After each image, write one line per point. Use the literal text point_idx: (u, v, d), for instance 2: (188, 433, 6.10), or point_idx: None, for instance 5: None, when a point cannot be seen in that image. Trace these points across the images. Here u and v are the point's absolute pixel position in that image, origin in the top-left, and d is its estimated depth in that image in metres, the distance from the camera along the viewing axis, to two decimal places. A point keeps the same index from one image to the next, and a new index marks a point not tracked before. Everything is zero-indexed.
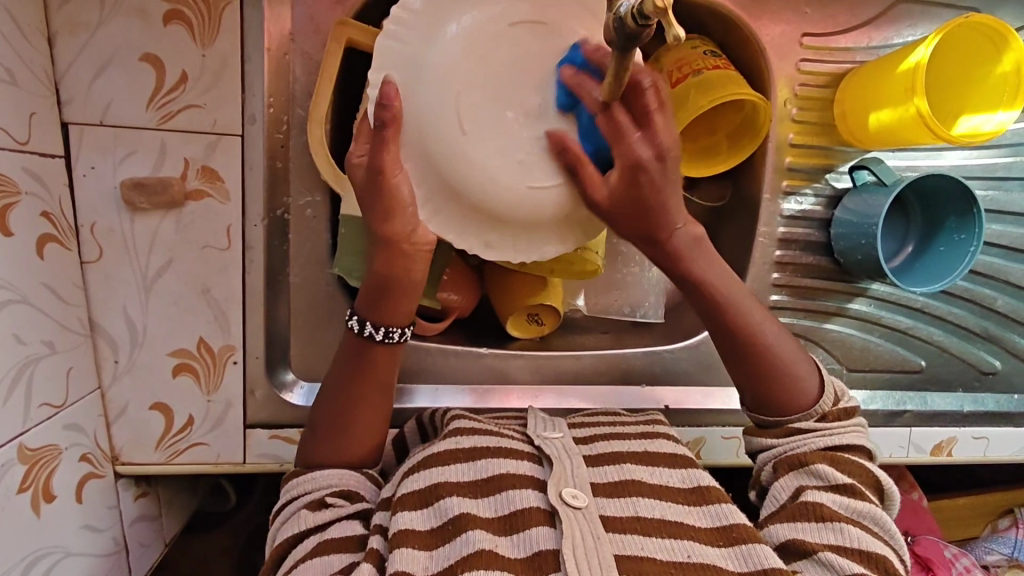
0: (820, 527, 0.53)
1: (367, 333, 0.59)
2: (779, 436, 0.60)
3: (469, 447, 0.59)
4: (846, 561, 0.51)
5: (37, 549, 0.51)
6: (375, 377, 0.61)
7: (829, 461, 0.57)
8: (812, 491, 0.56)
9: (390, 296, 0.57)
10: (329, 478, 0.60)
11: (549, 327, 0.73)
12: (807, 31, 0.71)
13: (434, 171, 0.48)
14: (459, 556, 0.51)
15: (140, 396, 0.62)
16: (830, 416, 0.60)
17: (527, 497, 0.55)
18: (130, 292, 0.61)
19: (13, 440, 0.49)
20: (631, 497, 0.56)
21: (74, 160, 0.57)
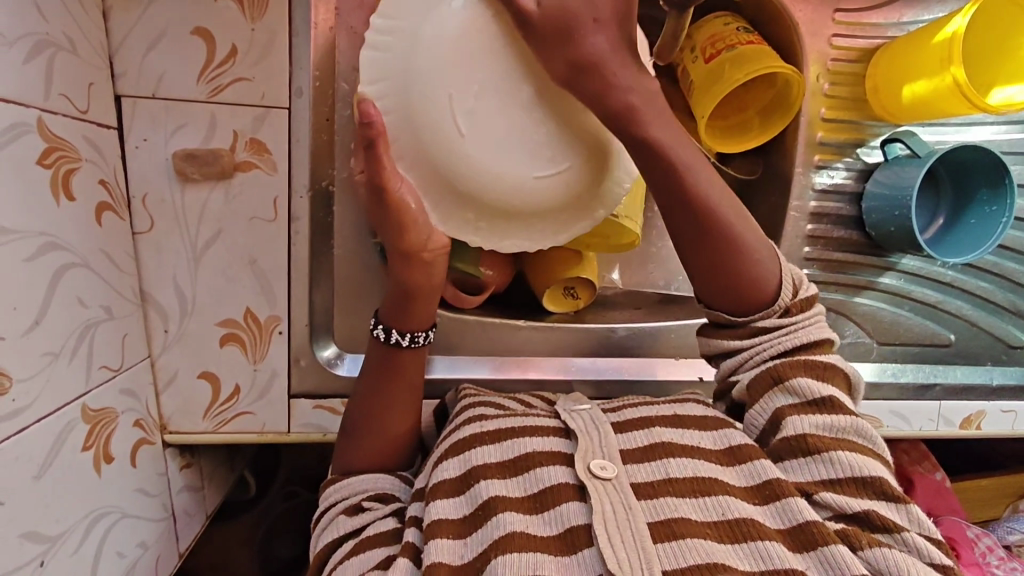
0: (811, 463, 0.54)
1: (393, 340, 0.62)
2: (745, 338, 0.59)
3: (494, 430, 0.60)
4: (845, 496, 0.52)
5: (98, 509, 0.52)
6: (403, 383, 0.63)
7: (805, 372, 0.57)
8: (793, 421, 0.55)
9: (412, 303, 0.61)
10: (365, 483, 0.62)
11: (585, 301, 0.74)
12: (841, 6, 0.72)
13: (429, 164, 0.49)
14: (491, 540, 0.51)
15: (188, 365, 0.64)
16: (794, 308, 0.59)
17: (555, 474, 0.56)
18: (180, 263, 0.62)
19: (77, 399, 0.49)
20: (662, 460, 0.57)
21: (127, 131, 0.59)
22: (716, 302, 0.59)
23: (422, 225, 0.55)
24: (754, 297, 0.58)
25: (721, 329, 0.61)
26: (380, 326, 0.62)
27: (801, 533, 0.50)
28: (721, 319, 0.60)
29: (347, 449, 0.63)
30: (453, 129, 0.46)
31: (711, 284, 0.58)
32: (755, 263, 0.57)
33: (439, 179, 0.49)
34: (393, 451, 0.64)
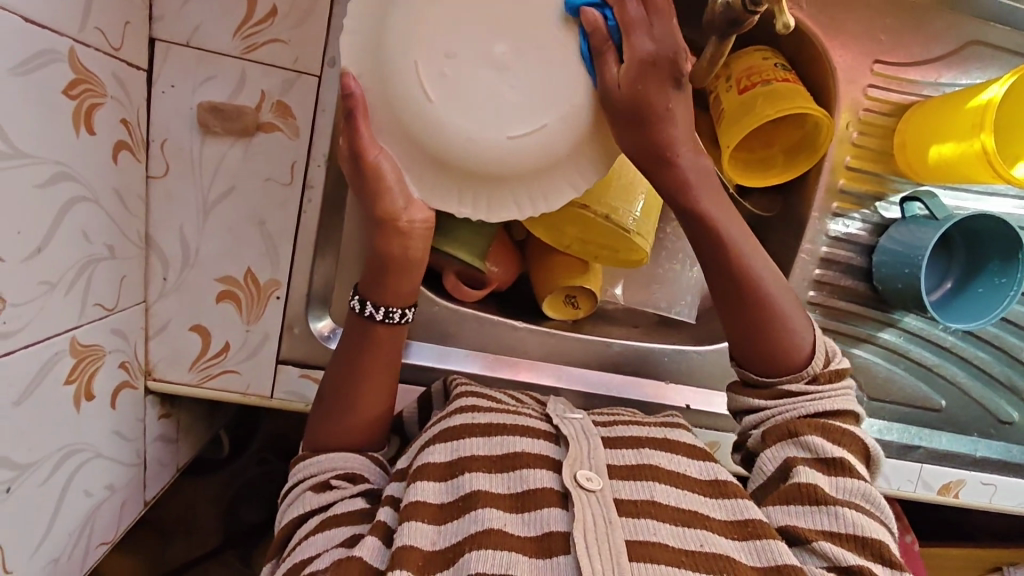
0: (815, 512, 0.54)
1: (367, 313, 0.60)
2: (768, 398, 0.60)
3: (485, 423, 0.60)
4: (841, 550, 0.52)
5: (72, 444, 0.51)
6: (375, 356, 0.61)
7: (820, 433, 0.57)
8: (803, 471, 0.56)
9: (395, 280, 0.59)
10: (329, 462, 0.61)
11: (584, 311, 0.74)
12: (880, 58, 0.72)
13: (395, 118, 0.50)
14: (467, 533, 0.52)
15: (182, 315, 0.64)
16: (823, 377, 0.59)
17: (540, 477, 0.56)
18: (189, 213, 0.62)
19: (67, 331, 0.49)
20: (648, 482, 0.57)
21: (156, 76, 0.59)
22: (741, 354, 0.61)
23: (400, 194, 0.54)
24: (783, 362, 0.60)
25: (746, 387, 0.62)
26: (355, 298, 0.61)
27: (780, 574, 0.51)
28: (748, 378, 0.61)
29: (319, 424, 0.63)
30: (422, 92, 0.48)
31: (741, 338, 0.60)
32: (790, 333, 0.59)
33: (415, 150, 0.51)
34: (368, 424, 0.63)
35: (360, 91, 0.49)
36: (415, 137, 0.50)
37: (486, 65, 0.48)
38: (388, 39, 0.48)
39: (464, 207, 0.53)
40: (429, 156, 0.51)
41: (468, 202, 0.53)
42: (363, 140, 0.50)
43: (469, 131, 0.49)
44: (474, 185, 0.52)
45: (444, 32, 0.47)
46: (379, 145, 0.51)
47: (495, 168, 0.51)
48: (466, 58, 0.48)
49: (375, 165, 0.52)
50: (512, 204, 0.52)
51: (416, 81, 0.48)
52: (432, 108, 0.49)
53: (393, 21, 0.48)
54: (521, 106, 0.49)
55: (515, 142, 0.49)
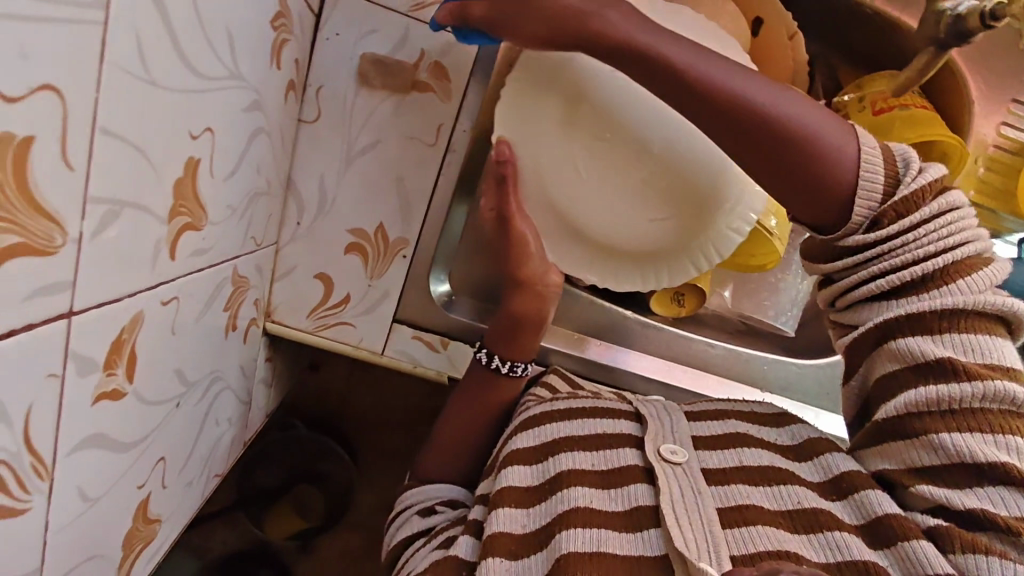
0: (912, 447, 0.47)
1: (493, 366, 0.65)
2: (838, 264, 0.49)
3: (564, 408, 0.60)
4: (948, 489, 0.45)
5: (216, 373, 0.51)
6: (488, 407, 0.65)
7: (914, 334, 0.47)
8: (896, 397, 0.48)
9: (522, 334, 0.65)
10: (434, 493, 0.63)
11: (688, 309, 0.73)
12: (1018, 97, 0.72)
13: (545, 197, 0.61)
14: (555, 513, 0.50)
15: (308, 262, 0.64)
16: (887, 219, 0.46)
17: (624, 454, 0.54)
18: (332, 161, 0.62)
19: (232, 259, 0.49)
20: (735, 449, 0.53)
21: (324, 22, 0.59)
22: (810, 220, 0.49)
23: (540, 260, 0.64)
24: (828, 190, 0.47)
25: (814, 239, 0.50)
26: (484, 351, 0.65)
27: (880, 529, 0.46)
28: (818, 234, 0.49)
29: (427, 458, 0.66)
30: (569, 173, 0.57)
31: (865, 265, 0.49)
32: (836, 154, 0.46)
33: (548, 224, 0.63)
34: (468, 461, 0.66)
35: (513, 162, 0.59)
36: (561, 213, 0.61)
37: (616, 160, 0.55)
38: (544, 128, 0.56)
39: (592, 273, 0.64)
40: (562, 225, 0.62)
41: (595, 270, 0.64)
42: (509, 208, 0.61)
43: (604, 214, 0.59)
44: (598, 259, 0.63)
45: (591, 128, 0.55)
46: (528, 217, 0.63)
47: (627, 245, 0.60)
48: (616, 147, 0.55)
49: (516, 227, 0.62)
50: (638, 275, 0.62)
51: (574, 166, 0.57)
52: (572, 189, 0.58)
53: (549, 110, 0.56)
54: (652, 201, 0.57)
55: (645, 225, 0.58)
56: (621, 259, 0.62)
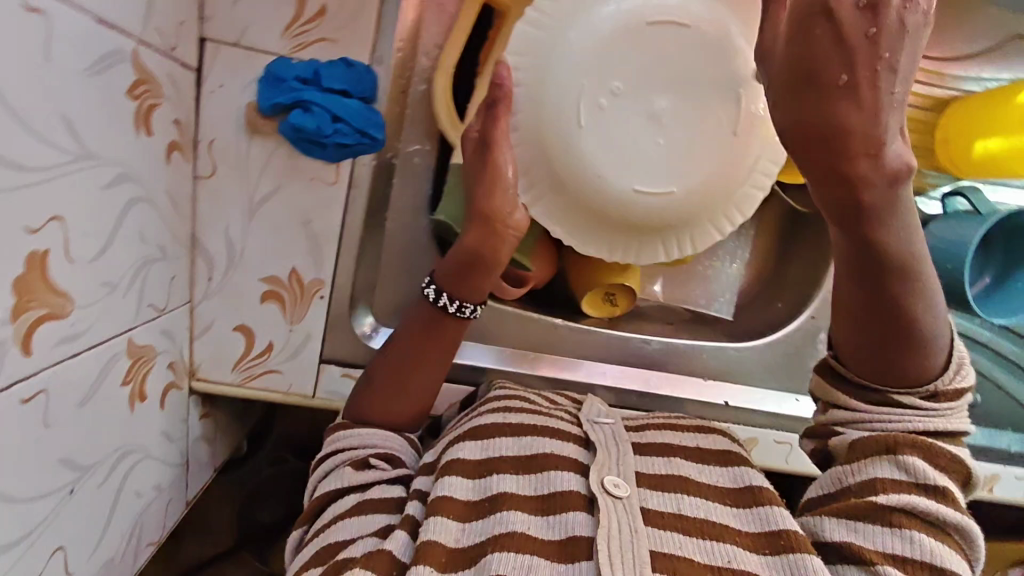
0: (883, 532, 0.49)
1: (441, 304, 0.62)
2: (866, 405, 0.53)
3: (515, 423, 0.61)
4: (906, 575, 0.47)
5: (125, 447, 0.52)
6: (441, 345, 0.64)
7: (919, 454, 0.51)
8: (900, 492, 0.50)
9: (472, 273, 0.62)
10: (373, 436, 0.61)
11: (621, 308, 0.74)
12: (924, 54, 0.71)
13: (546, 162, 0.62)
14: (491, 534, 0.51)
15: (226, 316, 0.63)
16: (946, 394, 0.52)
17: (565, 479, 0.56)
18: (234, 214, 0.61)
19: (124, 333, 0.49)
20: (675, 494, 0.56)
21: (205, 76, 0.57)
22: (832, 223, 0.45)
23: (509, 197, 0.60)
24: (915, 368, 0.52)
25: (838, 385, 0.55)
26: (432, 286, 0.62)
27: None
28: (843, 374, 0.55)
29: (361, 396, 0.63)
30: (573, 119, 0.59)
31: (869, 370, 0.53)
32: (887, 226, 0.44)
33: (554, 175, 0.62)
34: (409, 415, 0.64)
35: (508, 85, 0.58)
36: (564, 188, 0.62)
37: (679, 126, 0.59)
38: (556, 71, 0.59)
39: (578, 240, 0.65)
40: (551, 181, 0.63)
41: (586, 235, 0.65)
42: (497, 130, 0.59)
43: (619, 176, 0.60)
44: (584, 216, 0.64)
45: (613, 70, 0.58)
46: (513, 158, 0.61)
47: (618, 218, 0.63)
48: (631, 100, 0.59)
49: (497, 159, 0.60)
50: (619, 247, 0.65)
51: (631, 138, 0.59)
52: (590, 150, 0.59)
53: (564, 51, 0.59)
54: (654, 172, 0.60)
55: (642, 192, 0.60)
56: (615, 231, 0.64)
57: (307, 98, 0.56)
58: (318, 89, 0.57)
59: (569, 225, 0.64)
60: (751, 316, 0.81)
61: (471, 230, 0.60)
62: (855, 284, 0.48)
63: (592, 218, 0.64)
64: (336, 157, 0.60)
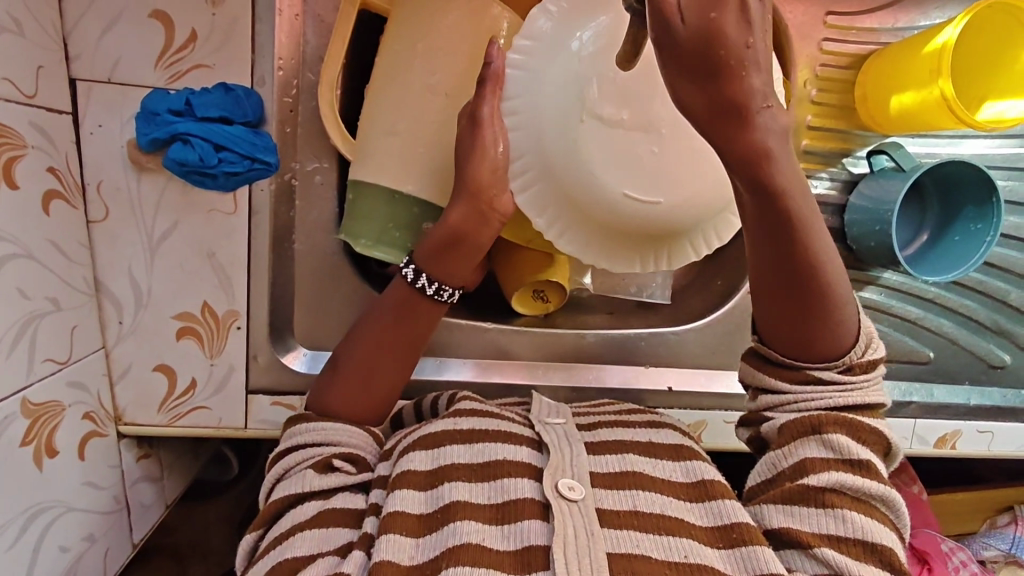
0: (817, 514, 0.48)
1: (420, 285, 0.59)
2: (792, 383, 0.52)
3: (467, 429, 0.55)
4: (845, 557, 0.46)
5: (38, 503, 0.52)
6: (410, 330, 0.60)
7: (845, 431, 0.49)
8: (831, 472, 0.48)
9: (454, 251, 0.58)
10: (336, 433, 0.56)
11: (555, 304, 0.71)
12: (832, 10, 0.69)
13: (537, 147, 0.53)
14: (446, 547, 0.47)
15: (143, 358, 0.63)
16: (858, 369, 0.51)
17: (522, 487, 0.51)
18: (135, 254, 0.60)
19: (16, 393, 0.49)
20: (630, 491, 0.51)
21: (82, 117, 0.57)
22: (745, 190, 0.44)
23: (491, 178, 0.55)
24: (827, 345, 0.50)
25: (761, 364, 0.53)
26: (410, 266, 0.58)
27: None
28: (769, 356, 0.53)
29: (328, 388, 0.59)
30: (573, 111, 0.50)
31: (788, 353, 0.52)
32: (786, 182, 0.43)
33: (545, 163, 0.53)
34: (378, 410, 0.60)
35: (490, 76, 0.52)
36: (553, 180, 0.53)
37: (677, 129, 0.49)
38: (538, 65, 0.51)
39: (569, 243, 0.55)
40: (543, 170, 0.53)
41: (578, 239, 0.55)
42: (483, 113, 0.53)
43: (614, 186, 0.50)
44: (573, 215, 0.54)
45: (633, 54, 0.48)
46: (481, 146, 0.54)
47: (614, 222, 0.53)
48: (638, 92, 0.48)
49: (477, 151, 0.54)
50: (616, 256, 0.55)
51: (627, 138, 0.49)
52: (589, 150, 0.50)
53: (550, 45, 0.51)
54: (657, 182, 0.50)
55: (635, 199, 0.51)
56: (611, 237, 0.54)
57: (183, 130, 0.55)
58: (193, 119, 0.56)
59: (560, 225, 0.54)
60: (694, 295, 0.78)
61: (457, 207, 0.56)
62: (774, 250, 0.47)
63: (586, 220, 0.54)
64: (230, 185, 0.58)
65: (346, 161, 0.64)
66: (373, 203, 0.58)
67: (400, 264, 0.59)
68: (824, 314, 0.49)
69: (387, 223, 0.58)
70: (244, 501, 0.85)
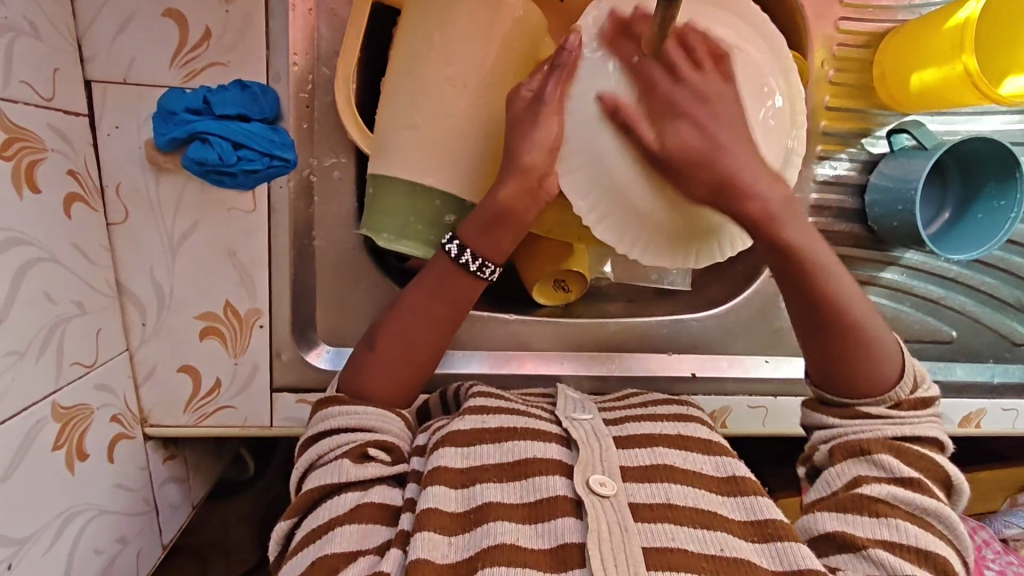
0: (870, 521, 0.48)
1: (463, 261, 0.57)
2: (842, 418, 0.54)
3: (495, 428, 0.55)
4: (900, 560, 0.46)
5: (71, 507, 0.52)
6: (451, 304, 0.59)
7: (894, 454, 0.52)
8: (879, 485, 0.50)
9: (497, 230, 0.55)
10: (373, 418, 0.56)
11: (575, 294, 0.71)
12: None
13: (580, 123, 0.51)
14: (480, 548, 0.46)
15: (167, 358, 0.62)
16: (905, 405, 0.54)
17: (554, 483, 0.50)
18: (156, 255, 0.60)
19: (45, 398, 0.50)
20: (663, 484, 0.51)
21: (99, 119, 0.56)
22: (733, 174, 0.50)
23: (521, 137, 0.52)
24: (876, 379, 0.54)
25: (821, 405, 0.57)
26: (455, 242, 0.56)
27: None
28: (825, 397, 0.56)
29: (361, 368, 0.58)
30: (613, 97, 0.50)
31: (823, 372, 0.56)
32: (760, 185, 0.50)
33: (591, 144, 0.51)
34: (404, 393, 0.59)
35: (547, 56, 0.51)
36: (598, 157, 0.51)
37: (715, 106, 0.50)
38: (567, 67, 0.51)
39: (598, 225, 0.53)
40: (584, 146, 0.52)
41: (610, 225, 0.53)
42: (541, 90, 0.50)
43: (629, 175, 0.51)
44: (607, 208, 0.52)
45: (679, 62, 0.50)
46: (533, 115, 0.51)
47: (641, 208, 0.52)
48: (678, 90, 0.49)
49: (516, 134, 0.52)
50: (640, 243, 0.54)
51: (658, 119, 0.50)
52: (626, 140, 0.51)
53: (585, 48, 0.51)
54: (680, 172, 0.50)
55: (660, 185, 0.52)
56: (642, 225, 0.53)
57: (201, 129, 0.55)
58: (211, 117, 0.55)
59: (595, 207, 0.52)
60: (713, 281, 0.77)
61: (509, 182, 0.53)
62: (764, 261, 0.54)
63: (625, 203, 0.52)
64: (250, 184, 0.58)
65: (363, 156, 0.64)
66: (394, 197, 0.57)
67: (444, 240, 0.57)
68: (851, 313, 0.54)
69: (410, 217, 0.58)
70: (267, 498, 0.86)
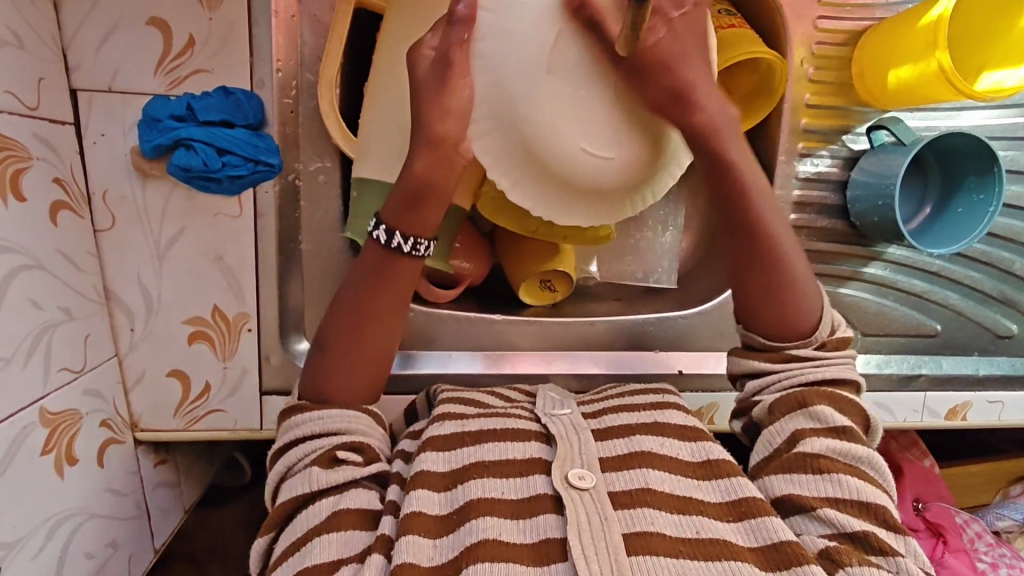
0: (814, 479, 0.50)
1: (394, 245, 0.54)
2: (775, 362, 0.57)
3: (475, 431, 0.56)
4: (845, 516, 0.48)
5: (59, 512, 0.53)
6: (394, 289, 0.56)
7: (827, 402, 0.54)
8: (815, 440, 0.52)
9: (417, 209, 0.53)
10: (334, 421, 0.55)
11: (562, 293, 0.72)
12: None
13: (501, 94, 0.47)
14: (465, 546, 0.46)
15: (156, 363, 0.63)
16: (829, 346, 0.57)
17: (534, 484, 0.51)
18: (144, 261, 0.60)
19: (33, 403, 0.50)
20: (639, 470, 0.52)
21: (84, 127, 0.57)
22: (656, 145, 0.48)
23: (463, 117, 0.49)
24: (799, 325, 0.57)
25: (747, 349, 0.59)
26: (382, 228, 0.54)
27: (775, 552, 0.46)
28: (754, 342, 0.58)
29: (319, 370, 0.57)
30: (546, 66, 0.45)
31: (750, 318, 0.58)
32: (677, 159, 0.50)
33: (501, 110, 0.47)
34: (371, 393, 0.59)
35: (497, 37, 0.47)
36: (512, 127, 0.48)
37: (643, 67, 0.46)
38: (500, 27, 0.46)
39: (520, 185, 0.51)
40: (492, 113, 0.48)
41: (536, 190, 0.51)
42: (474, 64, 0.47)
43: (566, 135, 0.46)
44: (529, 168, 0.49)
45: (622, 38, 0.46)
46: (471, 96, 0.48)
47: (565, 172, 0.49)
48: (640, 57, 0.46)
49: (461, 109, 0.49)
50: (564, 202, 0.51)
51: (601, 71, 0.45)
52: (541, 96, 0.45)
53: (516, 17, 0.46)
54: (625, 123, 0.47)
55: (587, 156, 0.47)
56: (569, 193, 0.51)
57: (185, 135, 0.55)
58: (196, 123, 0.56)
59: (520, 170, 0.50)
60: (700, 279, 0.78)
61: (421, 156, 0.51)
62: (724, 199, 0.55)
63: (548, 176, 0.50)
64: (236, 189, 0.59)
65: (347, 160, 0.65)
66: (377, 200, 0.58)
67: (370, 228, 0.55)
68: (776, 260, 0.56)
69: None
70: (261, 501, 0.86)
